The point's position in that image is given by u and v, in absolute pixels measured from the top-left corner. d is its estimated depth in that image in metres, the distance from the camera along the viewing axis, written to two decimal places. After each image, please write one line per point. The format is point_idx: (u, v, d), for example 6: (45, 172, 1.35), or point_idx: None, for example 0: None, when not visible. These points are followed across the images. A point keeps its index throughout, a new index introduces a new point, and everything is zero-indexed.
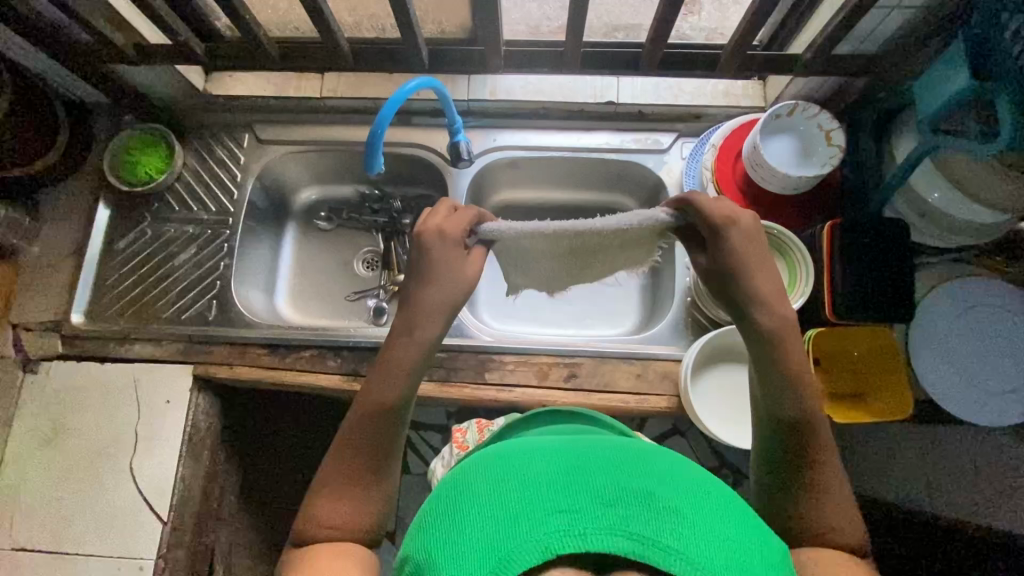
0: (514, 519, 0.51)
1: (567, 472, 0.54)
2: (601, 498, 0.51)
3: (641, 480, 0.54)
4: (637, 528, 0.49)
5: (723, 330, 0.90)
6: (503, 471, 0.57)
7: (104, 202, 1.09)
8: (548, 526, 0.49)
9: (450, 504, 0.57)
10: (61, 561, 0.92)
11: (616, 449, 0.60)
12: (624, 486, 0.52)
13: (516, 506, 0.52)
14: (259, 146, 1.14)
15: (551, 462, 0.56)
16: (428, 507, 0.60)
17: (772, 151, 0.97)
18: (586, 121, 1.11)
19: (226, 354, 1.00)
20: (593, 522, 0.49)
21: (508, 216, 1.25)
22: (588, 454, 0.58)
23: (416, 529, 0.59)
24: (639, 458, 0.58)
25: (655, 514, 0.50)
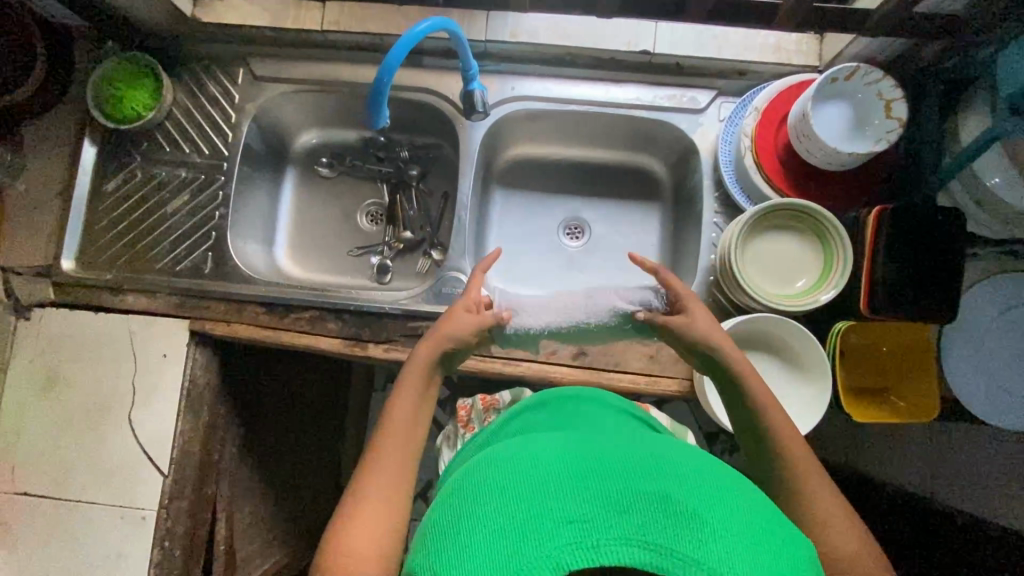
0: (522, 531, 0.47)
1: (574, 477, 0.51)
2: (612, 506, 0.48)
3: (652, 484, 0.51)
4: (652, 536, 0.46)
5: (748, 319, 0.84)
6: (506, 477, 0.53)
7: (89, 140, 1.01)
8: (559, 539, 0.46)
9: (452, 512, 0.53)
10: (65, 506, 0.93)
11: (621, 453, 0.57)
12: (635, 493, 0.49)
13: (522, 516, 0.48)
14: (255, 84, 1.04)
15: (556, 467, 0.53)
16: (431, 518, 0.57)
17: (821, 120, 0.87)
18: (615, 73, 1.00)
19: (222, 311, 0.96)
20: (606, 532, 0.46)
21: (523, 173, 1.16)
22: (594, 457, 0.55)
23: (419, 541, 0.55)
24: (646, 462, 0.55)
25: (671, 520, 0.47)
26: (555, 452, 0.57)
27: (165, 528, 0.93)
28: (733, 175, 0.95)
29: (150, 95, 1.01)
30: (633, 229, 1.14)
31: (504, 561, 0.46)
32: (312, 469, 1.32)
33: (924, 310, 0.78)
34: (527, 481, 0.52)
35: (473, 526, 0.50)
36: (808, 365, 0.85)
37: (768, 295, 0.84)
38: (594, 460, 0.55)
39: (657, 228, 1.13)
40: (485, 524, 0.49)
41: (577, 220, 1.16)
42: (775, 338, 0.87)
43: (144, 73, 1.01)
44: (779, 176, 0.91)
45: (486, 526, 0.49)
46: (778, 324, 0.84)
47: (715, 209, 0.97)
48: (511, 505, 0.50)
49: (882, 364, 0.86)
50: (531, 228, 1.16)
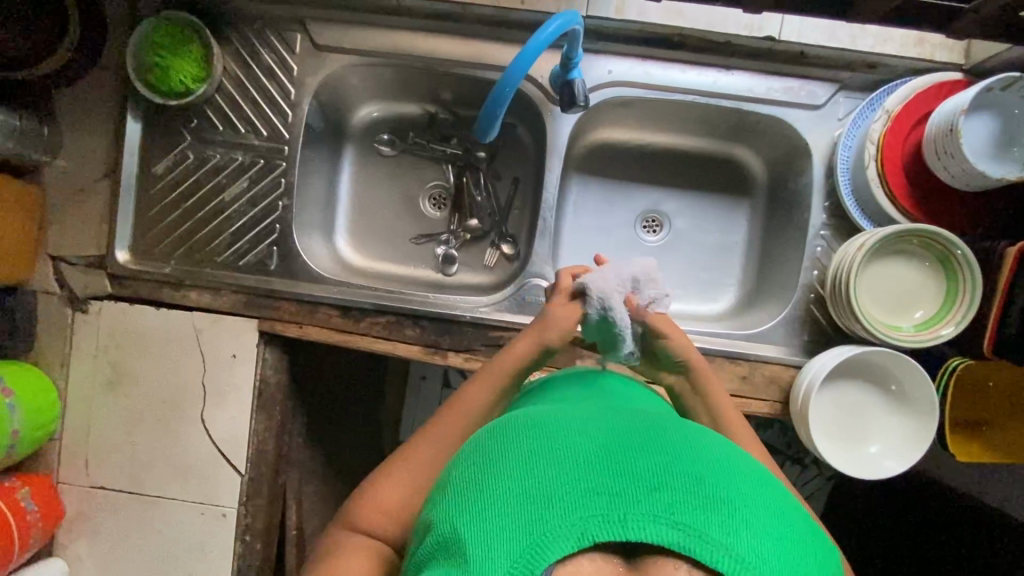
0: (541, 496, 0.40)
1: (600, 444, 0.44)
2: (643, 480, 0.40)
3: (684, 460, 0.43)
4: (684, 516, 0.38)
5: (860, 350, 0.80)
6: (528, 435, 0.46)
7: (132, 114, 0.91)
8: (582, 508, 0.39)
9: (467, 468, 0.46)
10: (143, 500, 0.93)
11: (652, 421, 0.49)
12: (670, 468, 0.41)
13: (544, 479, 0.41)
14: (314, 54, 0.92)
15: (582, 432, 0.45)
16: (442, 473, 0.49)
17: (970, 132, 0.77)
18: (726, 58, 0.88)
19: (292, 311, 0.91)
20: (633, 507, 0.39)
21: (601, 160, 1.07)
22: (621, 424, 0.47)
23: (430, 498, 0.48)
24: (681, 434, 0.46)
25: (706, 501, 0.39)
26: (580, 417, 0.49)
27: (245, 523, 0.93)
28: (849, 185, 0.87)
29: (198, 64, 0.89)
30: (717, 226, 1.06)
31: (522, 527, 0.39)
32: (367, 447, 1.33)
33: None
34: (546, 443, 0.44)
35: (490, 486, 0.42)
36: (913, 400, 0.81)
37: (884, 327, 0.80)
38: (622, 427, 0.46)
39: (744, 227, 1.05)
40: (503, 482, 0.42)
41: (657, 213, 1.08)
42: (880, 368, 0.83)
43: (190, 38, 0.88)
44: (905, 190, 0.83)
45: (502, 483, 0.42)
46: (890, 357, 0.80)
47: (823, 220, 0.90)
48: (532, 465, 0.42)
49: (988, 399, 0.82)
50: (607, 221, 1.08)
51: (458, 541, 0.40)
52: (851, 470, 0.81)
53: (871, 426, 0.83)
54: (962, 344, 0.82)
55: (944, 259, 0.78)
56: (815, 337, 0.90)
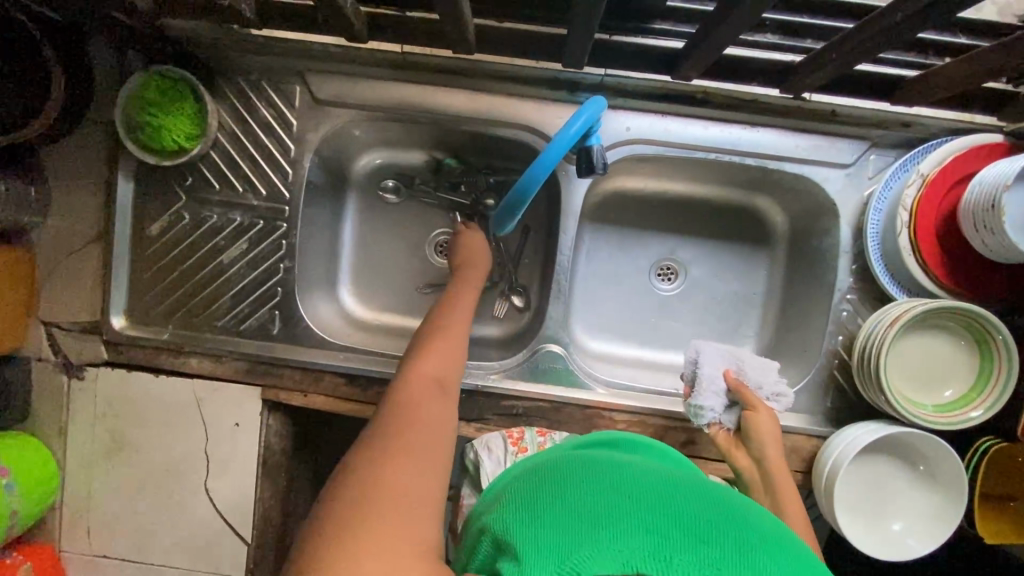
0: (594, 516, 0.41)
1: (660, 486, 0.44)
2: (694, 533, 0.40)
3: (745, 527, 0.42)
4: (736, 575, 0.37)
5: (889, 430, 0.77)
6: (592, 464, 0.47)
7: (124, 173, 0.86)
8: (629, 541, 0.39)
9: (529, 484, 0.48)
10: (147, 569, 0.91)
11: (717, 485, 0.49)
12: (725, 526, 0.41)
13: (599, 503, 0.42)
14: (314, 108, 0.86)
15: (645, 474, 0.46)
16: (504, 490, 0.52)
17: (1013, 201, 0.73)
18: (752, 114, 0.83)
19: (297, 379, 0.88)
20: (682, 552, 0.39)
21: (616, 208, 1.03)
22: (682, 478, 0.47)
23: (489, 509, 0.50)
24: (745, 506, 0.46)
25: (759, 569, 0.38)
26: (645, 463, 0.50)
27: None
28: (878, 250, 0.83)
29: (191, 121, 0.84)
30: (735, 276, 1.03)
31: (570, 540, 0.40)
32: None
33: None
34: (608, 474, 0.46)
35: (547, 502, 0.44)
36: (940, 480, 0.79)
37: (915, 407, 0.76)
38: (688, 482, 0.46)
39: (763, 278, 1.02)
40: (561, 497, 0.44)
41: (674, 262, 1.04)
42: (906, 444, 0.81)
43: (183, 94, 0.83)
44: (937, 258, 0.80)
45: (555, 504, 0.44)
46: (919, 436, 0.77)
47: (849, 284, 0.86)
48: (591, 487, 0.44)
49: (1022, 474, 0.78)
50: (621, 270, 1.04)
51: (510, 547, 0.42)
52: (876, 550, 0.79)
53: (896, 502, 0.81)
54: (993, 421, 0.79)
55: (979, 336, 0.75)
56: (839, 405, 0.87)
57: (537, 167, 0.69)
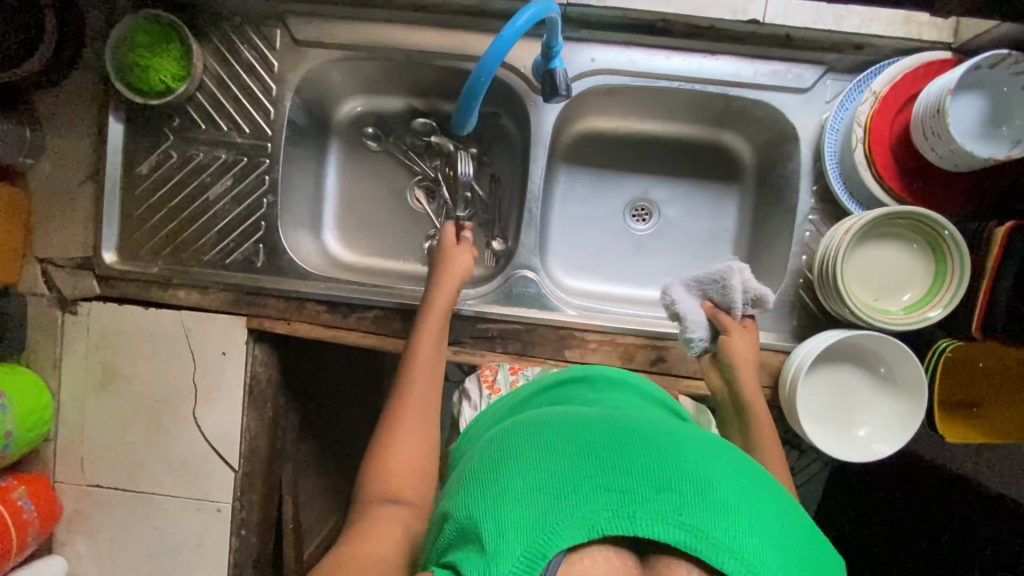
0: (558, 489, 0.45)
1: (613, 445, 0.48)
2: (651, 483, 0.45)
3: (694, 464, 0.47)
4: (691, 518, 0.42)
5: (848, 333, 0.80)
6: (550, 436, 0.50)
7: (114, 115, 0.91)
8: (596, 504, 0.43)
9: (492, 461, 0.50)
10: (139, 498, 0.94)
11: (667, 430, 0.53)
12: (676, 469, 0.46)
13: (562, 476, 0.46)
14: (294, 49, 0.91)
15: (599, 434, 0.50)
16: (466, 466, 0.54)
17: (955, 113, 0.76)
18: (711, 43, 0.87)
19: (280, 309, 0.92)
20: (643, 505, 0.43)
21: (589, 149, 1.06)
22: (628, 427, 0.52)
23: (454, 488, 0.53)
24: (693, 442, 0.51)
25: (710, 504, 0.43)
26: (597, 419, 0.54)
27: (240, 517, 0.95)
28: (837, 169, 0.86)
29: (177, 62, 0.88)
30: (706, 212, 1.06)
31: (539, 517, 0.43)
32: (363, 440, 1.35)
33: None
34: (565, 445, 0.49)
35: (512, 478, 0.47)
36: (901, 383, 0.81)
37: (871, 310, 0.79)
38: (638, 433, 0.51)
39: (733, 213, 1.04)
40: (524, 474, 0.47)
41: (648, 201, 1.07)
42: (869, 352, 0.83)
43: (169, 36, 0.88)
44: (892, 173, 0.82)
45: (520, 478, 0.46)
46: (875, 339, 0.80)
47: (812, 205, 0.89)
48: (551, 461, 0.47)
49: (979, 379, 0.82)
50: (596, 211, 1.07)
51: (480, 527, 0.44)
52: (841, 453, 0.81)
53: (859, 408, 0.84)
54: (950, 327, 0.82)
55: (932, 240, 0.78)
56: (805, 323, 0.89)
57: (490, 60, 0.72)
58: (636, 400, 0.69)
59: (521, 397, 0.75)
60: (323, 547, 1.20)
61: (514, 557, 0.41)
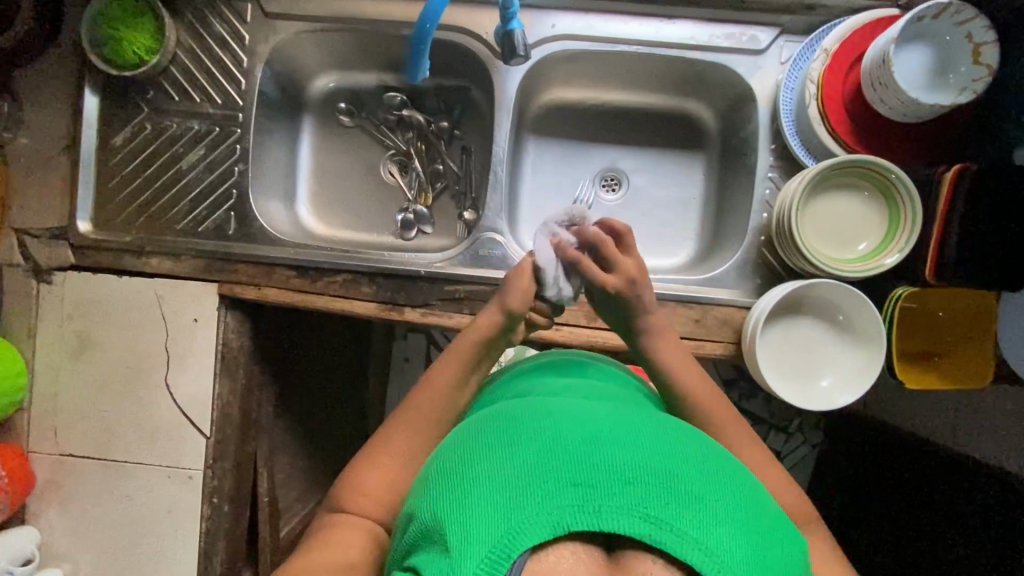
0: (523, 489, 0.45)
1: (579, 438, 0.48)
2: (617, 475, 0.45)
3: (660, 456, 0.47)
4: (656, 510, 0.43)
5: (806, 283, 0.80)
6: (516, 432, 0.50)
7: (90, 88, 0.93)
8: (561, 499, 0.43)
9: (457, 460, 0.50)
10: (111, 466, 0.95)
11: (636, 421, 0.53)
12: (643, 461, 0.46)
13: (527, 473, 0.46)
14: (266, 22, 0.94)
15: (566, 428, 0.50)
16: (433, 462, 0.54)
17: (901, 67, 0.78)
18: (667, 7, 0.90)
19: (251, 274, 0.93)
20: (608, 499, 0.43)
21: (558, 120, 1.07)
22: (597, 420, 0.52)
23: (420, 487, 0.53)
24: (660, 433, 0.51)
25: (675, 496, 0.44)
26: (568, 412, 0.53)
27: (212, 486, 0.95)
28: (793, 127, 0.88)
29: (150, 36, 0.91)
30: (675, 181, 1.06)
31: (503, 516, 0.43)
32: (344, 422, 1.35)
33: (988, 281, 0.75)
34: (531, 440, 0.49)
35: (477, 477, 0.47)
36: (860, 330, 0.82)
37: (829, 260, 0.80)
38: (605, 426, 0.51)
39: (700, 180, 1.05)
40: (489, 472, 0.47)
41: (615, 171, 1.07)
42: (827, 301, 0.84)
43: (142, 10, 0.91)
44: (846, 127, 0.84)
45: (487, 478, 0.46)
46: (833, 288, 0.81)
47: (771, 163, 0.90)
48: (516, 458, 0.47)
49: (938, 329, 0.83)
50: (565, 181, 1.08)
51: (445, 529, 0.45)
52: (805, 403, 0.81)
53: (822, 360, 0.84)
54: (908, 276, 0.82)
55: (882, 185, 0.79)
56: (768, 280, 0.89)
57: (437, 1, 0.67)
58: (609, 389, 0.69)
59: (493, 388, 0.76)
60: (302, 527, 1.19)
61: (479, 558, 0.42)
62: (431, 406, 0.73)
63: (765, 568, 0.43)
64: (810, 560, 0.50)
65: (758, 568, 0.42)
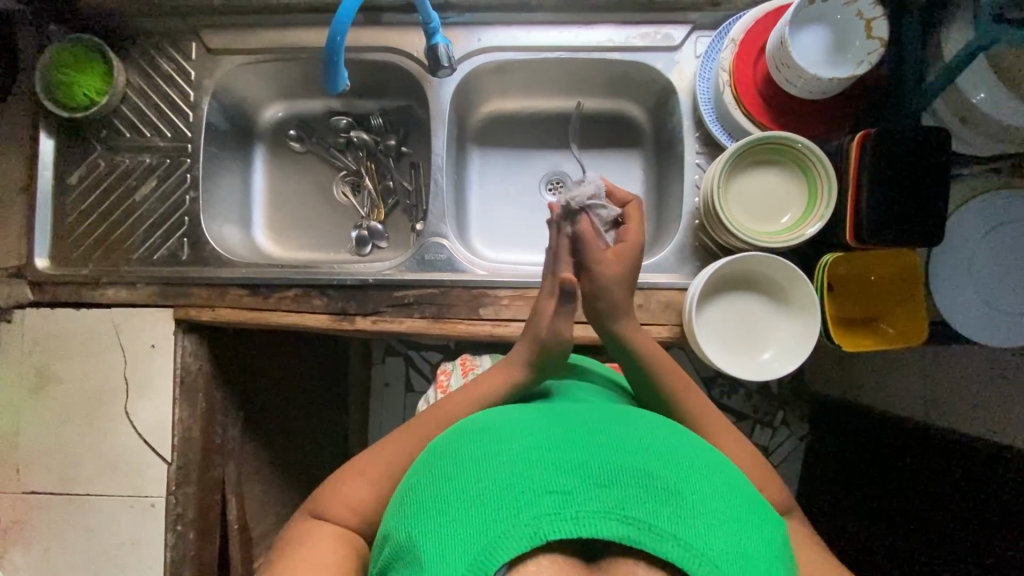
0: (502, 503, 0.45)
1: (556, 448, 0.49)
2: (592, 480, 0.46)
3: (635, 457, 0.49)
4: (634, 512, 0.44)
5: (738, 257, 0.82)
6: (489, 442, 0.52)
7: (45, 132, 0.98)
8: (540, 508, 0.44)
9: (433, 475, 0.51)
10: (72, 502, 0.94)
11: (607, 422, 0.55)
12: (617, 464, 0.48)
13: (502, 483, 0.47)
14: (209, 58, 1.00)
15: (538, 437, 0.51)
16: (409, 482, 0.54)
17: (799, 48, 0.83)
18: (583, 14, 0.96)
19: (205, 296, 0.96)
20: (585, 505, 0.44)
21: (500, 130, 1.11)
22: (572, 428, 0.53)
23: (397, 506, 0.53)
24: (632, 432, 0.53)
25: (652, 495, 0.45)
26: (546, 422, 0.54)
27: (175, 513, 0.94)
28: (713, 113, 0.92)
29: (100, 78, 0.96)
30: (617, 179, 1.09)
31: (480, 529, 0.44)
32: (322, 447, 1.34)
33: (909, 235, 0.77)
34: (506, 448, 0.50)
35: (456, 494, 0.47)
36: (794, 297, 0.84)
37: (753, 232, 0.83)
38: (579, 432, 0.52)
39: (640, 176, 1.09)
40: (463, 486, 0.48)
41: (558, 172, 1.10)
42: (762, 274, 0.85)
43: (92, 56, 0.96)
44: (759, 108, 0.88)
45: (465, 494, 0.47)
46: (770, 262, 0.82)
47: (697, 150, 0.94)
48: (493, 473, 0.48)
49: (873, 293, 0.85)
50: (511, 187, 1.11)
51: (425, 551, 0.45)
52: (747, 375, 0.83)
53: (764, 334, 0.86)
54: (836, 245, 0.85)
55: (797, 157, 0.83)
56: (706, 261, 0.92)
57: (344, 15, 0.70)
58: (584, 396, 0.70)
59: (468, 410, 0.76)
60: None
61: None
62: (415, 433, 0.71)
63: (746, 558, 0.44)
64: (792, 550, 0.50)
65: (740, 559, 0.43)
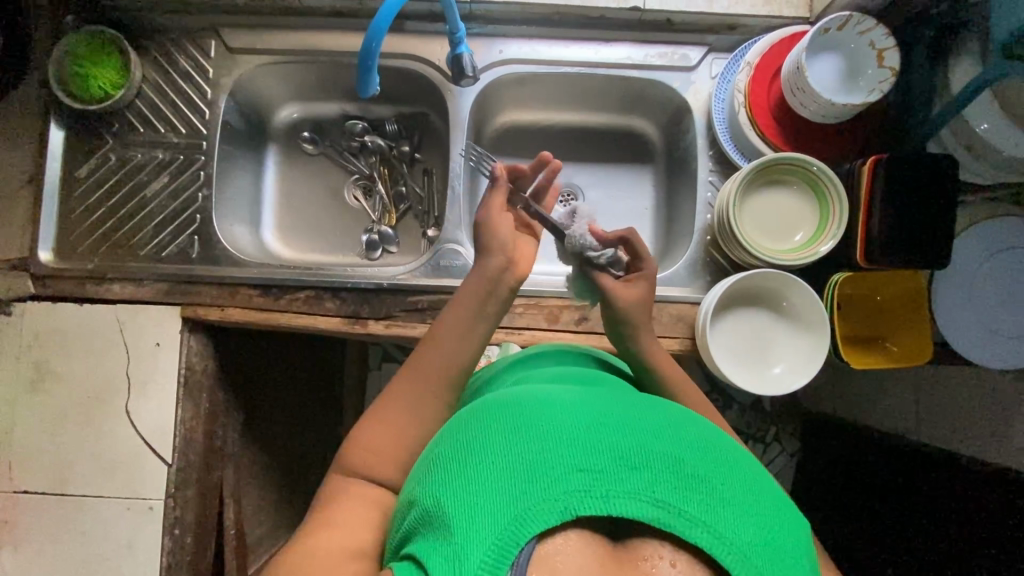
0: (532, 475, 0.44)
1: (588, 425, 0.47)
2: (623, 459, 0.45)
3: (667, 441, 0.47)
4: (664, 495, 0.43)
5: (749, 274, 0.84)
6: (517, 414, 0.49)
7: (55, 123, 0.96)
8: (570, 484, 0.43)
9: (459, 445, 0.49)
10: (66, 501, 0.91)
11: (636, 406, 0.53)
12: (649, 446, 0.46)
13: (532, 456, 0.45)
14: (229, 57, 1.00)
15: (569, 413, 0.49)
16: (431, 449, 0.53)
17: (814, 74, 0.86)
18: (604, 31, 0.98)
19: (214, 295, 0.94)
20: (616, 484, 0.43)
21: (513, 140, 1.12)
22: (602, 407, 0.51)
23: (417, 474, 0.52)
24: (663, 418, 0.51)
25: (684, 481, 0.44)
26: (575, 399, 0.52)
27: (174, 516, 0.92)
28: (727, 133, 0.94)
29: (117, 72, 0.95)
30: (627, 193, 1.11)
31: (507, 501, 0.43)
32: (319, 453, 1.32)
33: (917, 254, 0.79)
34: (536, 417, 0.48)
35: (483, 463, 0.46)
36: (804, 315, 0.86)
37: (767, 250, 0.85)
38: (609, 412, 0.50)
39: (650, 190, 1.11)
40: (492, 458, 0.46)
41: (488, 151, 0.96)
42: (771, 292, 0.88)
43: (109, 50, 0.95)
44: (773, 130, 0.91)
45: (493, 464, 0.45)
46: (781, 279, 0.84)
47: (710, 167, 0.97)
48: (521, 445, 0.46)
49: (880, 313, 0.88)
50: None
51: (450, 516, 0.43)
52: (763, 390, 0.84)
53: (774, 351, 0.88)
54: (845, 263, 0.87)
55: (809, 179, 0.85)
56: (717, 276, 0.94)
57: (379, 20, 0.71)
58: (594, 371, 0.69)
59: (487, 378, 0.75)
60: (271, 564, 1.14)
61: (488, 546, 0.41)
62: (399, 422, 0.65)
63: (774, 552, 0.43)
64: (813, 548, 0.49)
65: (767, 553, 0.42)
